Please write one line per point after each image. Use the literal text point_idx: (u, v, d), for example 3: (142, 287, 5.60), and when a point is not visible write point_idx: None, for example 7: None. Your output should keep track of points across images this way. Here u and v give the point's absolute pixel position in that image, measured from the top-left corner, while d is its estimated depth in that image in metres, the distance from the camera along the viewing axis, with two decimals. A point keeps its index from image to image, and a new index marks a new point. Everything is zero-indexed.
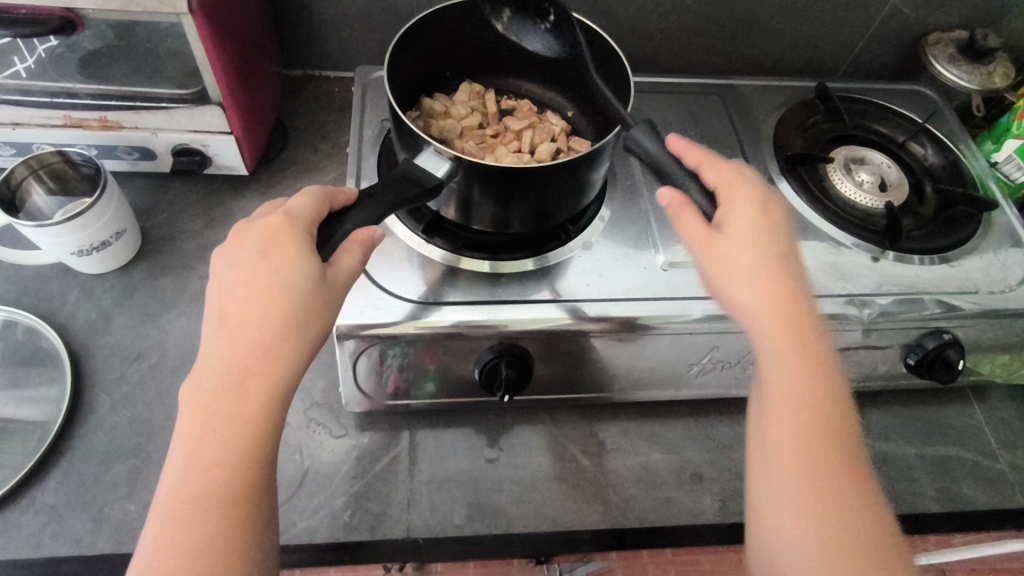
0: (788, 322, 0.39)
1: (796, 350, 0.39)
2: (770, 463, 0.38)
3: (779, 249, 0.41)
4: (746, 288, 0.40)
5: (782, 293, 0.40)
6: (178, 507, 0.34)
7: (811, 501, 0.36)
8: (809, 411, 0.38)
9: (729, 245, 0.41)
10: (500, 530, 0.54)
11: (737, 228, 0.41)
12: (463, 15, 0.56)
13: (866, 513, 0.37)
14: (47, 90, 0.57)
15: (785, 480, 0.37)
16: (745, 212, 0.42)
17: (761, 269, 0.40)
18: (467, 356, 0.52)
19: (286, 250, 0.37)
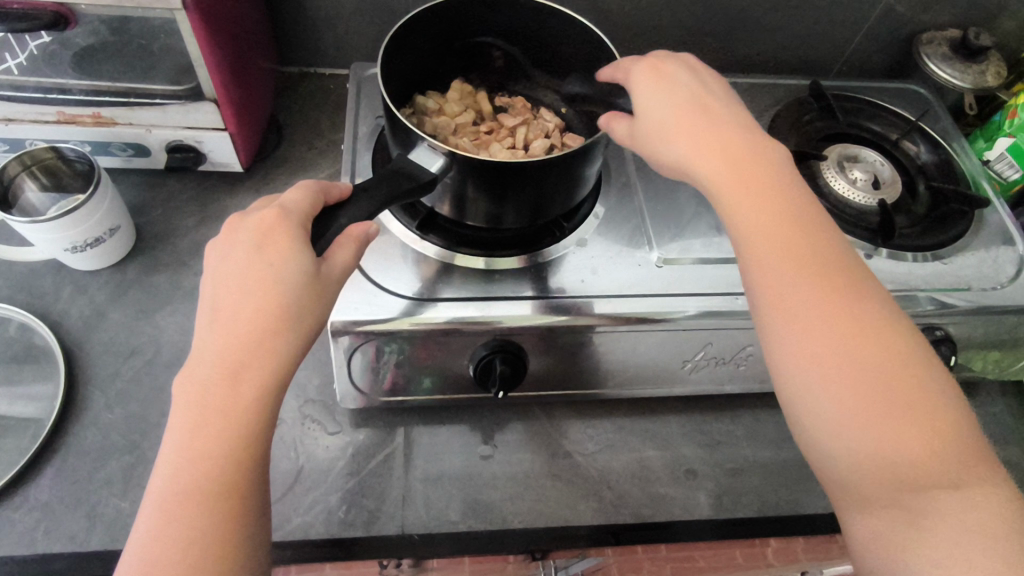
0: (722, 161, 0.41)
1: (743, 196, 0.40)
2: (774, 321, 0.38)
3: (691, 103, 0.44)
4: (675, 149, 0.42)
5: (703, 136, 0.42)
6: (171, 500, 0.34)
7: (823, 339, 0.37)
8: (787, 244, 0.39)
9: (648, 122, 0.44)
10: (495, 526, 0.54)
11: (650, 101, 0.44)
12: (455, 13, 0.56)
13: (876, 329, 0.37)
14: (40, 86, 0.56)
15: (808, 350, 0.37)
16: (650, 85, 0.45)
17: (680, 125, 0.43)
18: (462, 352, 0.52)
19: (280, 244, 0.38)
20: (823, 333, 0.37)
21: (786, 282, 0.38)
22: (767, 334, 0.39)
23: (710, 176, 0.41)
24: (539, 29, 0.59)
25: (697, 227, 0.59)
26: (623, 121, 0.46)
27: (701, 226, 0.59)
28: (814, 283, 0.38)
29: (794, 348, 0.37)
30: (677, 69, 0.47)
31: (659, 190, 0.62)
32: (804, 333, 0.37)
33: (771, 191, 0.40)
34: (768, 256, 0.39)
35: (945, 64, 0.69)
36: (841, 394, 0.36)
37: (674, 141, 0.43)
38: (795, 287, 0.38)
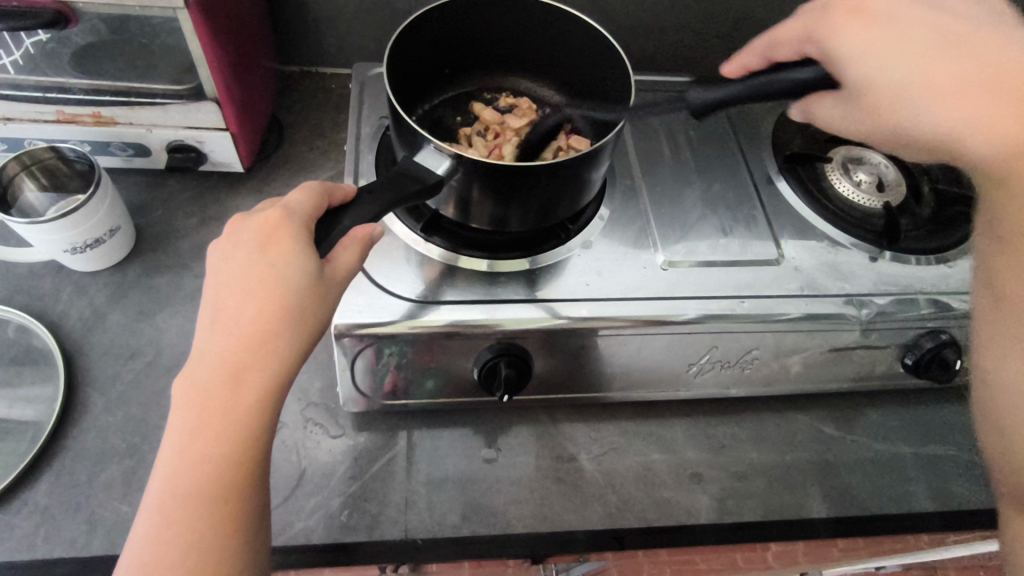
0: (1010, 129, 0.37)
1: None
2: (1010, 308, 0.38)
3: (950, 53, 0.39)
4: (941, 119, 0.39)
5: (974, 101, 0.38)
6: (170, 502, 0.34)
7: None
8: None
9: (893, 89, 0.40)
10: (498, 530, 0.53)
11: (875, 60, 0.41)
12: (460, 14, 0.56)
13: None
14: (39, 85, 0.56)
15: (1021, 355, 0.38)
16: (864, 41, 0.41)
17: (953, 89, 0.38)
18: (466, 355, 0.51)
19: (283, 244, 0.37)
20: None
21: (1019, 281, 0.38)
22: (986, 336, 0.39)
23: (998, 152, 0.37)
24: (545, 29, 0.58)
25: (702, 229, 0.58)
26: (824, 100, 0.45)
27: (706, 228, 0.58)
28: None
29: (1010, 352, 0.38)
30: (889, 4, 0.41)
31: (664, 192, 0.61)
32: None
33: None
34: (1009, 253, 0.38)
35: None
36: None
37: (958, 111, 0.38)
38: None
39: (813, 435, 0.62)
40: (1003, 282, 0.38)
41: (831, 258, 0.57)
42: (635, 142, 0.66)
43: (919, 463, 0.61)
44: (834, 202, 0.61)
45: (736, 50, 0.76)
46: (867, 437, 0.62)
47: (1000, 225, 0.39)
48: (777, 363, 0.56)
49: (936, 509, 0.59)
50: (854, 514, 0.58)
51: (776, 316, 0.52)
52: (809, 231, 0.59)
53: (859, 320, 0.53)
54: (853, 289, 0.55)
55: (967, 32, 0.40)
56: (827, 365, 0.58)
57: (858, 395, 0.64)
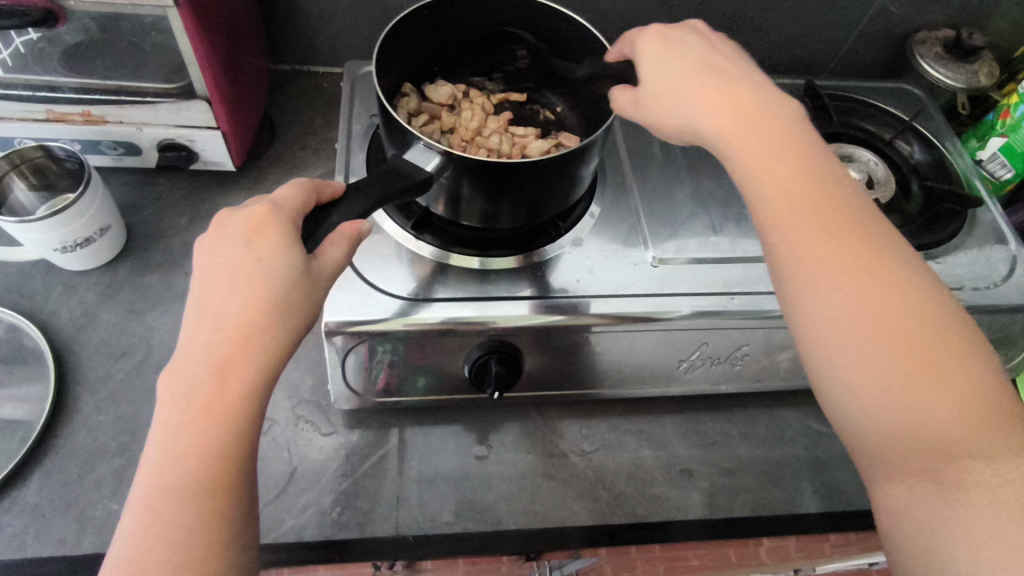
0: (734, 115, 0.43)
1: (750, 143, 0.42)
2: (798, 276, 0.39)
3: (696, 65, 0.46)
4: (686, 108, 0.45)
5: (710, 95, 0.44)
6: (157, 498, 0.34)
7: (839, 284, 0.38)
8: (806, 186, 0.40)
9: (653, 91, 0.46)
10: (489, 526, 0.54)
11: (655, 66, 0.47)
12: (450, 11, 0.56)
13: (868, 263, 0.38)
14: (28, 84, 0.56)
15: (818, 304, 0.38)
16: (649, 54, 0.48)
17: (689, 88, 0.45)
18: (457, 352, 0.51)
19: (271, 240, 0.37)
20: (830, 278, 0.38)
21: (785, 238, 0.40)
22: (789, 298, 0.40)
23: (721, 129, 0.43)
24: (536, 26, 0.58)
25: (691, 226, 0.58)
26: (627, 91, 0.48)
27: (695, 225, 0.59)
28: (821, 228, 0.39)
29: (806, 301, 0.38)
30: (681, 35, 0.49)
31: (653, 189, 0.61)
32: (819, 288, 0.38)
33: (779, 137, 0.42)
34: (777, 211, 0.40)
35: (938, 64, 0.69)
36: (849, 345, 0.37)
37: (692, 101, 0.45)
38: (795, 240, 0.39)
39: (803, 431, 0.62)
40: (771, 243, 0.41)
41: None
42: (625, 139, 0.66)
43: None
44: None
45: None
46: None
47: (750, 193, 0.42)
48: (766, 359, 0.57)
49: None
50: (843, 509, 0.58)
51: (765, 312, 0.52)
52: None
53: None
54: None
55: (716, 55, 0.47)
56: None
57: None
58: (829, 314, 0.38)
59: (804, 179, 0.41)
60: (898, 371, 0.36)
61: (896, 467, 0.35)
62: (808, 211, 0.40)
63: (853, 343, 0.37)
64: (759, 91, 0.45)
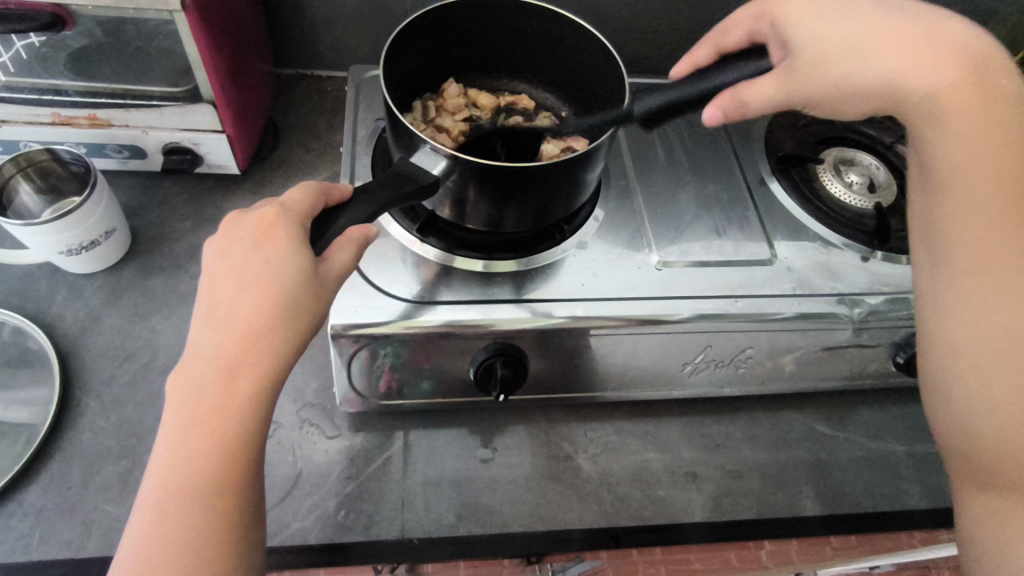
0: (979, 92, 0.40)
1: (987, 132, 0.40)
2: (973, 280, 0.40)
3: (881, 12, 0.41)
4: (882, 70, 0.40)
5: (930, 54, 0.40)
6: (166, 497, 0.34)
7: (1016, 289, 0.39)
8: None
9: (820, 52, 0.41)
10: (494, 529, 0.54)
11: (824, 20, 0.42)
12: (455, 17, 0.56)
13: None
14: (35, 88, 0.56)
15: (989, 312, 0.39)
16: (822, 6, 0.42)
17: (902, 43, 0.40)
18: (462, 355, 0.52)
19: (279, 241, 0.37)
20: (1001, 287, 0.39)
21: (978, 246, 0.40)
22: (953, 299, 0.40)
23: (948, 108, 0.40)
24: (542, 30, 0.58)
25: (695, 230, 0.59)
26: (766, 74, 0.42)
27: (699, 229, 0.59)
28: None
29: (968, 306, 0.40)
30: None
31: (658, 193, 0.62)
32: (995, 299, 0.39)
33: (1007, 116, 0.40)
34: (965, 208, 0.40)
35: None
36: (987, 355, 0.39)
37: (895, 62, 0.40)
38: (981, 240, 0.40)
39: (806, 434, 0.62)
40: (955, 245, 0.41)
41: (823, 258, 0.57)
42: (629, 144, 0.66)
43: (909, 459, 0.62)
44: (827, 203, 0.62)
45: None
46: (860, 433, 0.63)
47: (958, 186, 0.40)
48: (770, 362, 0.57)
49: (927, 505, 0.59)
50: (846, 511, 0.58)
51: (769, 315, 0.52)
52: (800, 231, 0.60)
53: (851, 320, 0.53)
54: (845, 288, 0.55)
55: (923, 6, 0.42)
56: (820, 363, 0.58)
57: (851, 394, 0.65)
58: (1002, 322, 0.39)
59: (1014, 175, 0.40)
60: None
61: (1000, 482, 0.38)
62: (1020, 218, 0.39)
63: (989, 351, 0.39)
64: (1004, 69, 0.41)
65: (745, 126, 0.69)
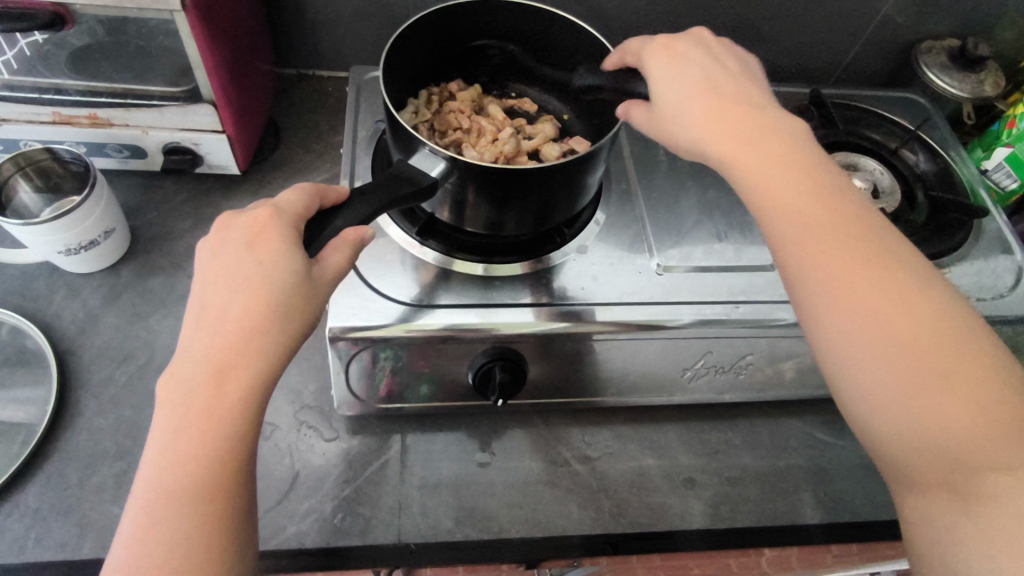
0: (744, 138, 0.42)
1: (762, 161, 0.41)
2: (824, 297, 0.38)
3: (707, 85, 0.44)
4: (697, 130, 0.43)
5: (721, 117, 0.43)
6: (158, 500, 0.34)
7: (845, 294, 0.37)
8: (812, 198, 0.39)
9: (665, 105, 0.45)
10: (491, 534, 0.53)
11: (664, 82, 0.45)
12: (457, 19, 0.56)
13: (884, 275, 0.37)
14: (36, 87, 0.56)
15: (836, 325, 0.37)
16: (661, 70, 0.46)
17: (703, 106, 0.43)
18: (461, 359, 0.51)
19: (271, 243, 0.37)
20: (852, 293, 0.37)
21: (817, 260, 0.38)
22: (812, 322, 0.38)
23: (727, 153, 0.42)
24: (544, 35, 0.59)
25: (696, 234, 0.58)
26: (640, 108, 0.47)
27: (700, 233, 0.58)
28: (830, 244, 0.38)
29: (824, 321, 0.38)
30: (690, 48, 0.47)
31: (659, 197, 0.61)
32: (839, 308, 0.37)
33: (774, 143, 0.41)
34: (794, 233, 0.39)
35: (943, 74, 0.69)
36: (878, 371, 0.36)
37: (712, 126, 0.43)
38: (813, 258, 0.38)
39: (807, 441, 0.62)
40: (796, 266, 0.39)
41: None
42: (631, 147, 0.66)
43: None
44: None
45: None
46: (862, 440, 0.62)
47: (765, 214, 0.40)
48: (770, 369, 0.56)
49: None
50: (846, 520, 0.58)
51: (769, 321, 0.52)
52: None
53: None
54: None
55: (717, 68, 0.46)
56: (821, 370, 0.57)
57: None
58: (842, 333, 0.37)
59: (806, 193, 0.40)
60: (925, 384, 0.35)
61: (925, 482, 0.34)
62: (820, 231, 0.38)
63: (873, 358, 0.36)
64: (773, 116, 0.43)
65: None
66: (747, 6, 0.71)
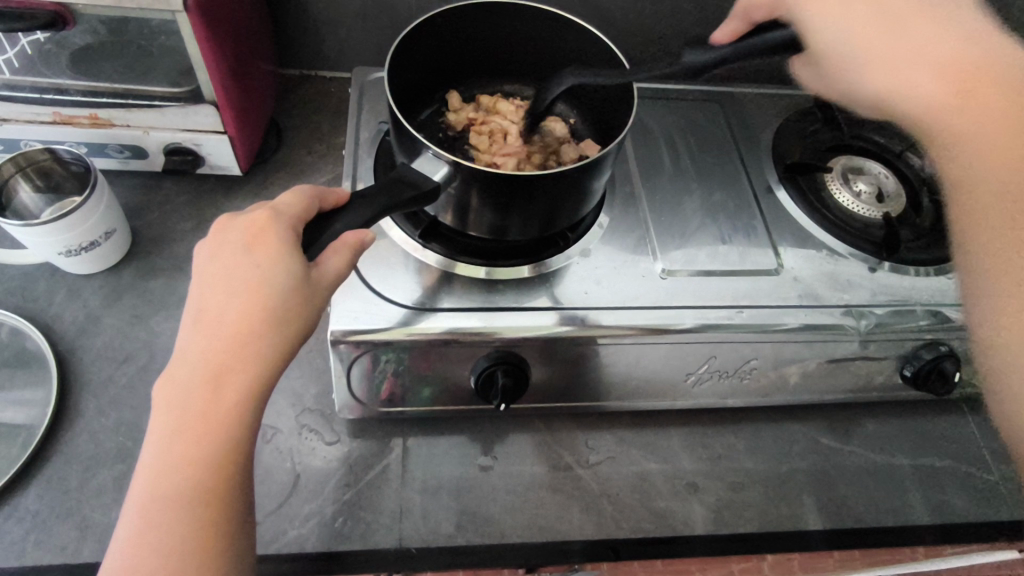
0: (949, 88, 0.47)
1: (951, 94, 0.47)
2: (984, 202, 0.43)
3: (899, 14, 0.50)
4: (873, 84, 0.51)
5: (900, 65, 0.49)
6: (152, 505, 0.34)
7: (1007, 197, 0.43)
8: (1001, 122, 0.45)
9: (838, 60, 0.52)
10: (492, 539, 0.53)
11: (834, 21, 0.50)
12: (464, 20, 0.56)
13: (1002, 196, 0.43)
14: (36, 87, 0.55)
15: (992, 240, 0.42)
16: (822, 13, 0.50)
17: (885, 53, 0.50)
18: (463, 362, 0.51)
19: (270, 246, 0.37)
20: (1008, 206, 0.42)
21: (976, 181, 0.44)
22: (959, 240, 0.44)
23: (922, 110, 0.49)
24: (550, 37, 0.58)
25: (701, 238, 0.58)
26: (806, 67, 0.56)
27: (704, 237, 0.58)
28: (1005, 162, 0.44)
29: (976, 236, 0.43)
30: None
31: (663, 200, 0.61)
32: (1009, 220, 0.42)
33: (992, 87, 0.46)
34: (985, 162, 0.44)
35: None
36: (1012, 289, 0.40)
37: (892, 80, 0.50)
38: (969, 179, 0.45)
39: (810, 446, 0.61)
40: (967, 193, 0.45)
41: (830, 267, 0.57)
42: (634, 150, 0.65)
43: (914, 473, 0.61)
44: (834, 212, 0.61)
45: None
46: (865, 446, 0.62)
47: (963, 146, 0.46)
48: (774, 373, 0.56)
49: (931, 521, 0.58)
50: (849, 526, 0.57)
51: (773, 326, 0.51)
52: (807, 240, 0.59)
53: (857, 332, 0.53)
54: (852, 299, 0.55)
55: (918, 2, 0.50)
56: (825, 375, 0.57)
57: (856, 406, 0.64)
58: (1014, 243, 0.41)
59: (989, 122, 0.45)
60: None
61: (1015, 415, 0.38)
62: (998, 150, 0.44)
63: (1020, 261, 0.40)
64: (986, 60, 0.48)
65: (752, 133, 0.69)
66: None
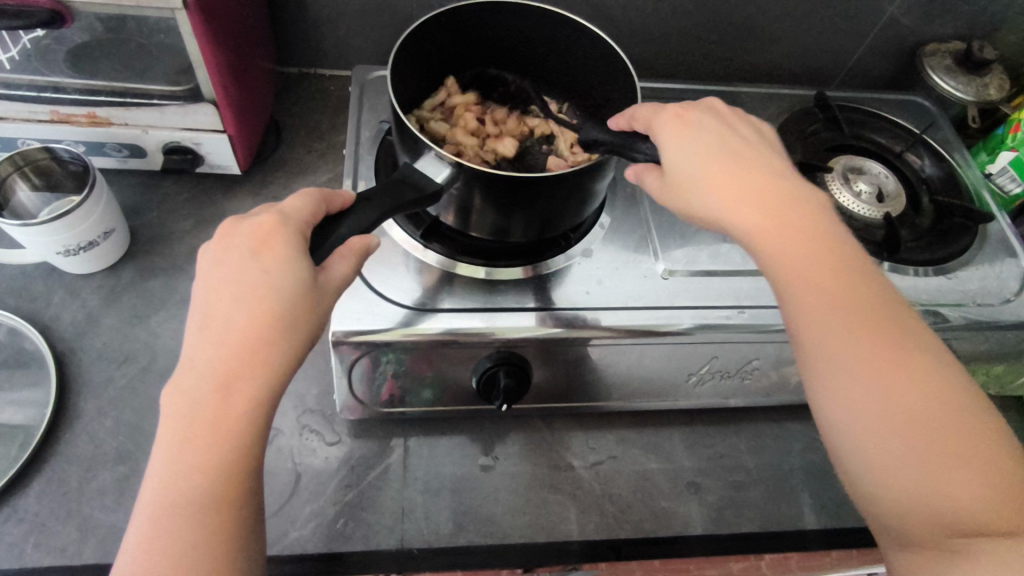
0: (768, 223, 0.40)
1: (777, 229, 0.40)
2: (854, 377, 0.37)
3: (721, 149, 0.43)
4: (713, 205, 0.41)
5: (742, 195, 0.41)
6: (164, 514, 0.33)
7: (874, 379, 0.37)
8: (844, 281, 0.39)
9: (679, 175, 0.42)
10: (493, 539, 0.53)
11: (680, 150, 0.42)
12: (461, 20, 0.55)
13: (920, 375, 0.37)
14: (34, 85, 0.55)
15: (858, 418, 0.37)
16: (670, 135, 0.43)
17: (718, 179, 0.41)
18: (465, 363, 0.51)
19: (276, 253, 0.36)
20: (890, 388, 0.37)
21: (823, 347, 0.38)
22: (833, 418, 0.38)
23: (755, 237, 0.40)
24: (551, 36, 0.58)
25: (701, 237, 0.58)
26: (652, 173, 0.44)
27: (705, 236, 0.58)
28: (865, 344, 0.37)
29: (850, 413, 0.37)
30: (702, 119, 0.44)
31: None
32: (875, 403, 0.37)
33: (760, 212, 0.40)
34: (815, 323, 0.38)
35: (949, 77, 0.70)
36: (885, 450, 0.36)
37: (733, 208, 0.41)
38: (834, 357, 0.38)
39: (809, 446, 0.61)
40: (824, 368, 0.38)
41: None
42: None
43: None
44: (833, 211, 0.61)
45: (735, 57, 0.76)
46: None
47: (787, 299, 0.39)
48: (775, 373, 0.56)
49: None
50: (847, 525, 0.57)
51: (775, 327, 0.51)
52: None
53: None
54: None
55: (726, 129, 0.44)
56: None
57: None
58: (870, 429, 0.37)
59: (840, 284, 0.39)
60: (937, 459, 0.35)
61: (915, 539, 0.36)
62: (858, 327, 0.38)
63: (899, 444, 0.36)
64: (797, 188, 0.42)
65: None
66: (753, 7, 0.70)
